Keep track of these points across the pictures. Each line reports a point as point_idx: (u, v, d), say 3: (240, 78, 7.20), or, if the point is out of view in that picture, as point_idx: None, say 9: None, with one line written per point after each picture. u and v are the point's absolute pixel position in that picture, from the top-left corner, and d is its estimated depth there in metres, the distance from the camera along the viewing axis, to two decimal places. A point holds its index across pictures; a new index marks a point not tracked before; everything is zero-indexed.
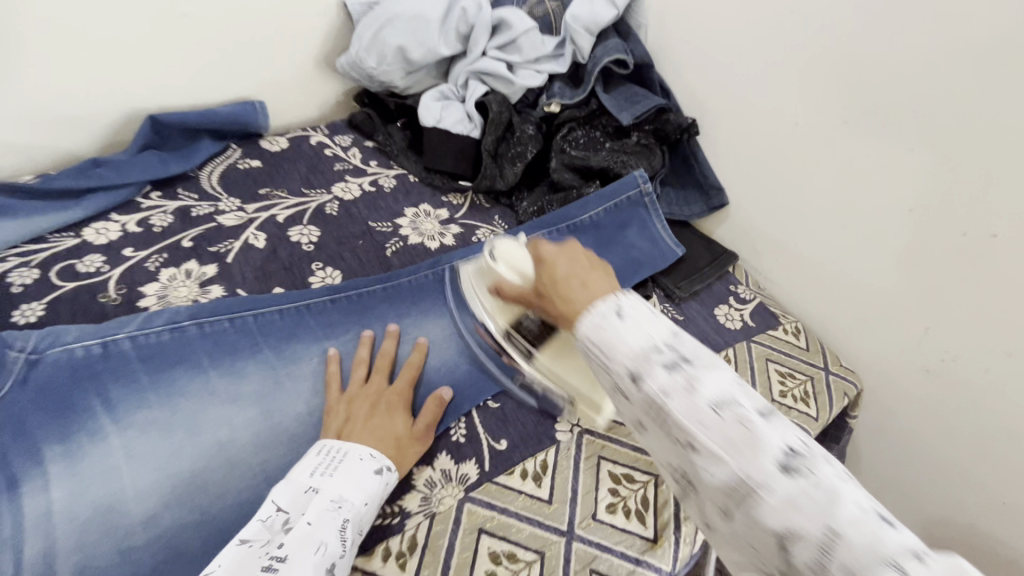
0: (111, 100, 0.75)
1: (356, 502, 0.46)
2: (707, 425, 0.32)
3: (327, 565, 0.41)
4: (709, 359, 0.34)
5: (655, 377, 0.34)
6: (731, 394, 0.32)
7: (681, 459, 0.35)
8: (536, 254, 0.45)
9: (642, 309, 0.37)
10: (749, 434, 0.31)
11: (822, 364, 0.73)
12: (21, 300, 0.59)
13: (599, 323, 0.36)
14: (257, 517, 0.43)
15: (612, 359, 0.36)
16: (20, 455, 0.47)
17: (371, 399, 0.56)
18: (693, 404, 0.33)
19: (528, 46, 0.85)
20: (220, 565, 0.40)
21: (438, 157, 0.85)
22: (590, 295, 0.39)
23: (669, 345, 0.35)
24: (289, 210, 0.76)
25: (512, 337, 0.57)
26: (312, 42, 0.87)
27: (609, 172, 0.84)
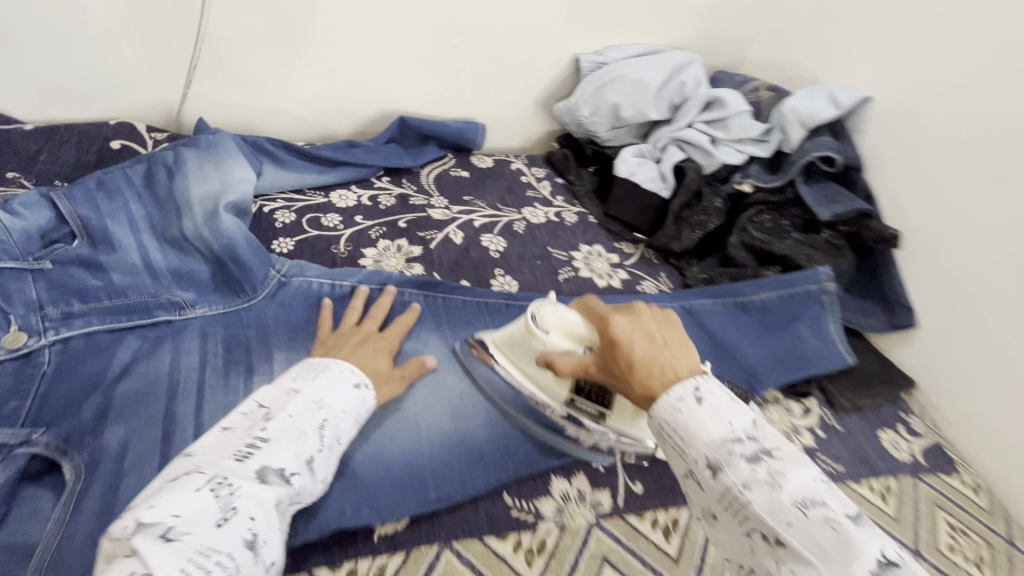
0: (375, 99, 0.92)
1: (334, 407, 0.48)
2: (781, 514, 0.35)
3: (306, 457, 0.44)
4: (793, 457, 0.38)
5: (737, 470, 0.37)
6: (818, 493, 0.35)
7: (758, 560, 0.36)
8: (604, 320, 0.50)
9: (719, 397, 0.42)
10: (845, 540, 0.32)
11: (1005, 533, 0.64)
12: (280, 234, 0.73)
13: (674, 403, 0.42)
14: (241, 412, 0.46)
15: (689, 444, 0.40)
16: (260, 351, 0.58)
17: (360, 336, 0.59)
18: (777, 499, 0.35)
19: (737, 126, 0.88)
20: (203, 444, 0.42)
21: (622, 207, 0.90)
22: (678, 368, 0.45)
23: (749, 437, 0.39)
24: (485, 219, 0.86)
25: (576, 403, 0.57)
26: (539, 86, 0.99)
27: (790, 262, 0.83)
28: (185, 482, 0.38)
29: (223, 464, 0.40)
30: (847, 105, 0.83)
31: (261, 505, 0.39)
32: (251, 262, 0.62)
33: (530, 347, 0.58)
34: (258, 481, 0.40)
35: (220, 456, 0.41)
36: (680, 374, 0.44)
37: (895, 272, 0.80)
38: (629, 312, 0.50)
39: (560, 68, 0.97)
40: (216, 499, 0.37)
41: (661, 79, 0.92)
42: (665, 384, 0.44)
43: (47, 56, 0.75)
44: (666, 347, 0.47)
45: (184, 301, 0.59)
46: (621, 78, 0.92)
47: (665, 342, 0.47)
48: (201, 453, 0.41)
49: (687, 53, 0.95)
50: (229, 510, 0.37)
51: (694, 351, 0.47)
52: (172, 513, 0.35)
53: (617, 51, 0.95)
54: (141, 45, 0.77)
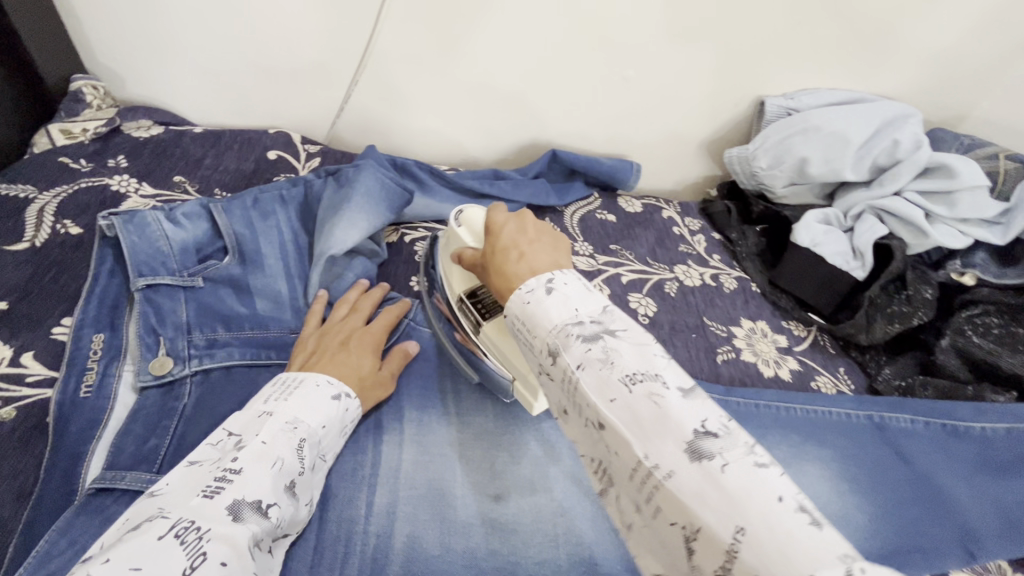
0: (528, 127, 0.86)
1: (312, 424, 0.44)
2: (661, 449, 0.29)
3: (286, 481, 0.39)
4: (636, 338, 0.34)
5: (572, 352, 0.34)
6: (650, 368, 0.32)
7: (598, 449, 0.33)
8: (487, 222, 0.49)
9: (572, 286, 0.38)
10: (663, 415, 0.30)
11: None
12: (419, 270, 0.68)
13: (523, 297, 0.39)
14: (208, 441, 0.41)
15: (536, 333, 0.37)
16: (390, 408, 0.53)
17: (343, 334, 0.54)
18: (605, 377, 0.32)
19: (966, 203, 0.71)
20: (169, 484, 0.37)
21: (796, 280, 0.76)
22: (529, 269, 0.41)
23: (594, 321, 0.36)
24: (633, 273, 0.76)
25: (464, 305, 0.54)
26: (708, 127, 0.87)
27: (1023, 386, 0.66)
28: (145, 530, 0.32)
29: (189, 505, 0.34)
30: None
31: (237, 549, 0.34)
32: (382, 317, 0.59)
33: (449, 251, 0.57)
34: (230, 519, 0.35)
35: (187, 494, 0.36)
36: (534, 268, 0.41)
37: None
38: (514, 211, 0.50)
39: (737, 110, 0.85)
40: (181, 547, 0.32)
41: (867, 134, 0.77)
42: (522, 277, 0.40)
43: (225, 62, 0.76)
44: (535, 241, 0.46)
45: None
46: (815, 129, 0.78)
47: (535, 236, 0.46)
48: (167, 493, 0.36)
49: (901, 106, 0.79)
50: (196, 556, 0.32)
51: (552, 253, 0.44)
52: (131, 566, 0.30)
53: (812, 95, 0.82)
54: (313, 58, 0.76)
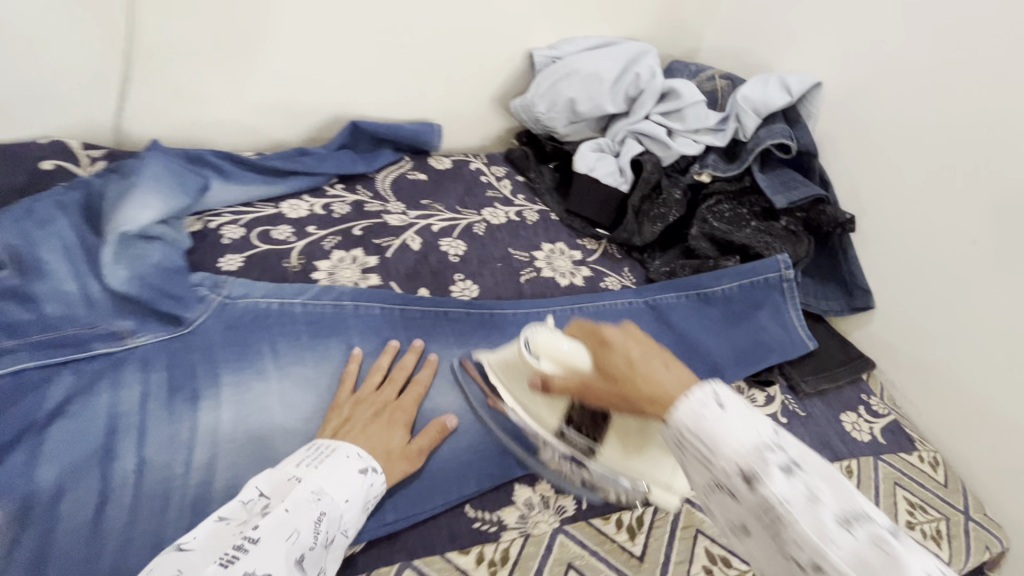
0: (326, 104, 0.89)
1: (337, 498, 0.45)
2: (829, 538, 0.33)
3: (297, 555, 0.40)
4: (824, 473, 0.37)
5: (778, 484, 0.35)
6: (857, 509, 0.34)
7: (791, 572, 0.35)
8: (598, 337, 0.49)
9: (739, 405, 0.40)
10: (899, 564, 0.31)
11: (962, 506, 0.66)
12: (227, 251, 0.70)
13: (697, 409, 0.39)
14: (241, 498, 0.43)
15: (716, 454, 0.38)
16: (204, 376, 0.56)
17: (376, 407, 0.56)
18: (816, 516, 0.34)
19: (692, 117, 0.88)
20: (195, 537, 0.39)
21: (583, 202, 0.89)
22: (676, 381, 0.43)
23: (776, 446, 0.37)
24: (444, 222, 0.84)
25: (565, 436, 0.57)
26: (495, 83, 0.98)
27: (749, 251, 0.83)
28: None
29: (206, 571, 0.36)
30: (798, 91, 0.84)
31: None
32: (186, 294, 0.60)
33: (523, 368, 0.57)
34: None
35: (206, 559, 0.37)
36: (685, 381, 0.43)
37: (854, 257, 0.82)
38: (623, 324, 0.49)
39: (515, 63, 0.96)
40: None
41: (616, 71, 0.91)
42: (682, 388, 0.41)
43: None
44: (667, 350, 0.46)
45: (124, 330, 0.56)
46: (576, 73, 0.91)
47: (659, 337, 0.47)
48: (194, 548, 0.38)
49: (640, 44, 0.95)
50: None
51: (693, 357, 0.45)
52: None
53: (571, 44, 0.95)
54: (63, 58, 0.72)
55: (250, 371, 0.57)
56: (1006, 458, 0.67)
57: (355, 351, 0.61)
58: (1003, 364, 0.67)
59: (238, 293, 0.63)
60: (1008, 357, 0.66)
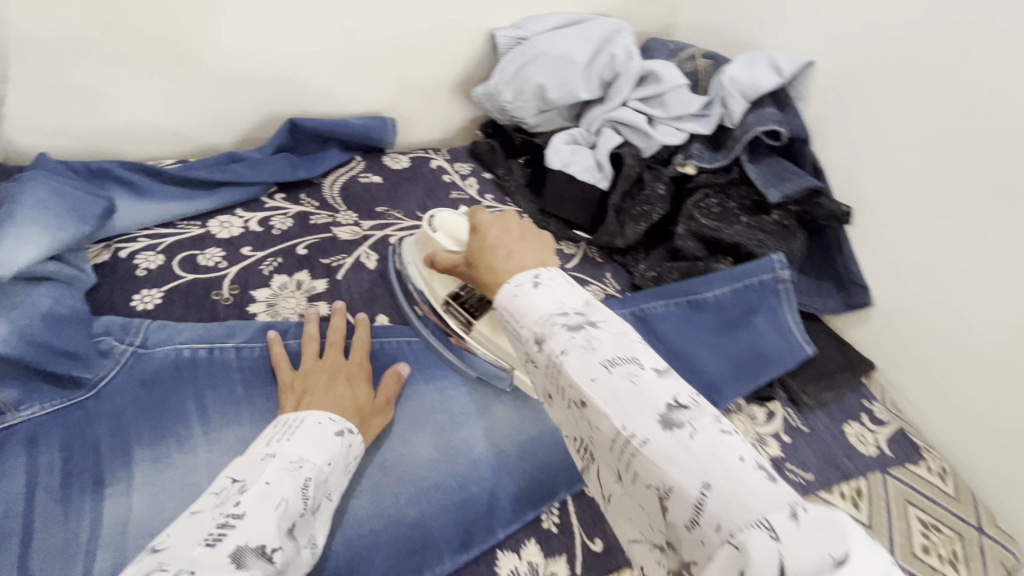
0: (258, 99, 0.77)
1: (317, 460, 0.43)
2: (594, 378, 0.36)
3: (289, 522, 0.38)
4: (614, 326, 0.39)
5: (557, 338, 0.38)
6: (627, 352, 0.37)
7: (582, 424, 0.37)
8: (471, 224, 0.52)
9: (558, 280, 0.42)
10: (642, 392, 0.35)
11: (975, 521, 0.62)
12: (142, 286, 0.59)
13: (512, 291, 0.42)
14: (210, 490, 0.40)
15: (523, 323, 0.41)
16: (112, 454, 0.45)
17: (329, 371, 0.53)
18: (588, 359, 0.36)
19: (674, 102, 0.80)
20: (169, 534, 0.35)
21: (558, 202, 0.81)
22: (512, 265, 0.45)
23: (577, 311, 0.40)
24: (402, 232, 0.74)
25: (452, 306, 0.60)
26: (453, 69, 0.87)
27: (741, 250, 0.77)
28: None
29: (190, 556, 0.33)
30: (789, 72, 0.76)
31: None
32: (85, 348, 0.49)
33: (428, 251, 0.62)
34: (235, 568, 0.33)
35: (189, 545, 0.34)
36: (522, 265, 0.45)
37: (849, 252, 0.76)
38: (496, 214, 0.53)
39: (474, 46, 0.86)
40: None
41: (588, 53, 0.81)
42: (508, 274, 0.44)
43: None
44: (522, 240, 0.48)
45: (3, 404, 0.45)
46: (544, 55, 0.81)
47: (521, 234, 0.49)
48: (170, 543, 0.34)
49: (613, 21, 0.85)
50: None
51: (537, 251, 0.46)
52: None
53: (536, 23, 0.84)
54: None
55: (170, 440, 0.47)
56: (1007, 464, 0.63)
57: (339, 303, 0.61)
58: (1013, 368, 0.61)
59: (155, 340, 0.53)
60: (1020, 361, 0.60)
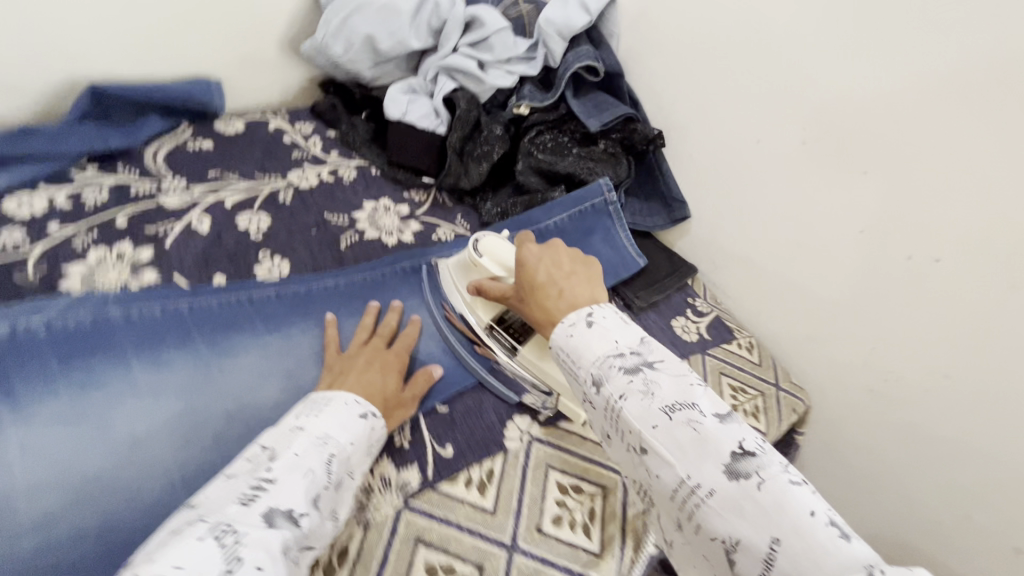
0: (47, 66, 0.69)
1: (342, 440, 0.46)
2: (653, 424, 0.39)
3: (314, 492, 0.41)
4: (672, 368, 0.42)
5: (613, 381, 0.42)
6: (686, 397, 0.40)
7: (638, 470, 0.41)
8: (518, 257, 0.57)
9: (611, 320, 0.47)
10: (703, 439, 0.37)
11: (773, 380, 0.75)
12: None
13: (566, 329, 0.47)
14: (242, 457, 0.42)
15: (580, 363, 0.45)
16: None
17: (370, 356, 0.57)
18: (648, 406, 0.40)
19: (500, 46, 0.84)
20: (206, 493, 0.39)
21: (403, 151, 0.83)
22: (567, 304, 0.50)
23: (633, 352, 0.44)
24: (239, 195, 0.72)
25: (495, 332, 0.61)
26: (279, 24, 0.84)
27: (575, 179, 0.83)
28: (185, 535, 0.34)
29: (228, 512, 0.36)
30: (596, 10, 0.82)
31: (271, 552, 0.35)
32: None
33: (471, 272, 0.64)
34: (264, 526, 0.36)
35: (223, 503, 0.37)
36: (573, 303, 0.50)
37: (667, 172, 0.86)
38: (543, 246, 0.58)
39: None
40: (222, 548, 0.33)
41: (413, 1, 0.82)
42: (563, 313, 0.49)
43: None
44: (571, 276, 0.54)
45: None
46: (367, 5, 0.80)
47: (570, 270, 0.54)
48: (206, 501, 0.38)
49: None
50: (233, 561, 0.33)
51: (587, 287, 0.52)
52: (175, 564, 0.31)
53: None
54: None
55: None
56: (801, 337, 0.75)
57: (328, 316, 0.61)
58: (792, 253, 0.73)
59: None
60: (796, 246, 0.72)
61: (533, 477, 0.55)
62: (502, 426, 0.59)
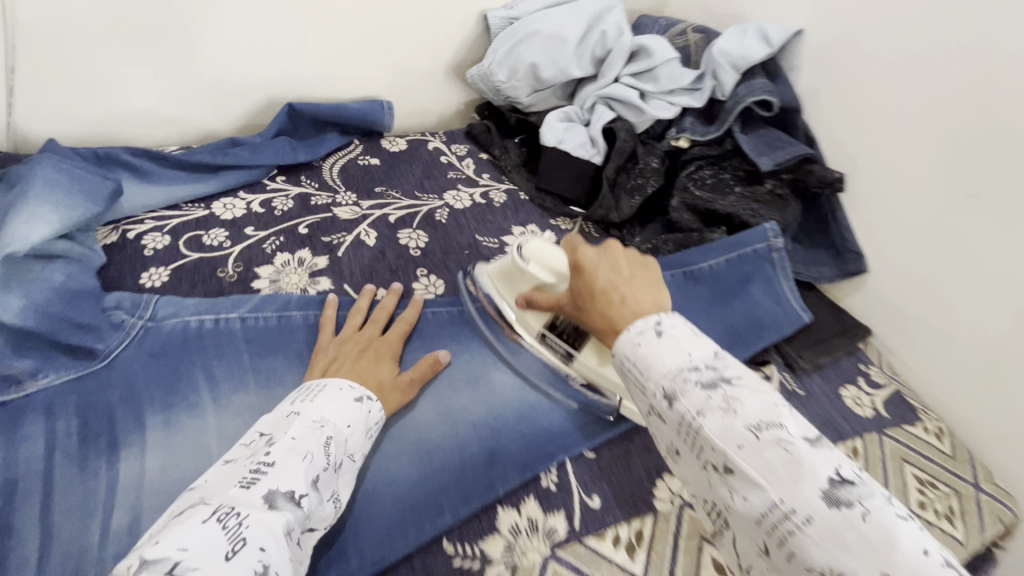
0: (256, 86, 0.79)
1: (339, 424, 0.45)
2: (737, 442, 0.35)
3: (313, 474, 0.40)
4: (750, 382, 0.38)
5: (691, 397, 0.37)
6: (769, 415, 0.35)
7: (719, 493, 0.36)
8: (574, 260, 0.50)
9: (682, 329, 0.41)
10: (796, 461, 0.33)
11: (971, 478, 0.62)
12: (150, 264, 0.61)
13: (634, 338, 0.41)
14: (241, 442, 0.42)
15: (648, 376, 0.40)
16: (125, 418, 0.47)
17: (361, 344, 0.56)
18: (729, 423, 0.35)
19: (665, 76, 0.81)
20: (206, 479, 0.38)
21: (553, 178, 0.82)
22: (634, 312, 0.44)
23: (708, 365, 0.39)
24: (401, 211, 0.76)
25: (547, 339, 0.59)
26: (448, 52, 0.88)
27: (735, 220, 0.77)
28: (191, 515, 0.34)
29: (227, 494, 0.36)
30: (779, 41, 0.77)
31: (271, 533, 0.35)
32: (98, 321, 0.51)
33: (516, 281, 0.60)
34: (265, 508, 0.36)
35: (224, 485, 0.37)
36: (639, 312, 0.44)
37: (843, 219, 0.77)
38: (598, 245, 0.51)
39: (467, 28, 0.87)
40: (224, 531, 0.33)
41: (579, 31, 0.82)
42: (629, 321, 0.43)
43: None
44: (633, 281, 0.48)
45: (22, 373, 0.47)
46: (535, 34, 0.82)
47: (630, 274, 0.48)
48: (209, 482, 0.38)
49: None
50: (238, 541, 0.33)
51: (653, 295, 0.46)
52: (179, 546, 0.31)
53: (528, 3, 0.85)
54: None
55: (181, 407, 0.49)
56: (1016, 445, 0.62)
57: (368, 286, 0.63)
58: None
59: (162, 313, 0.54)
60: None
61: (686, 547, 0.50)
62: (651, 483, 0.54)
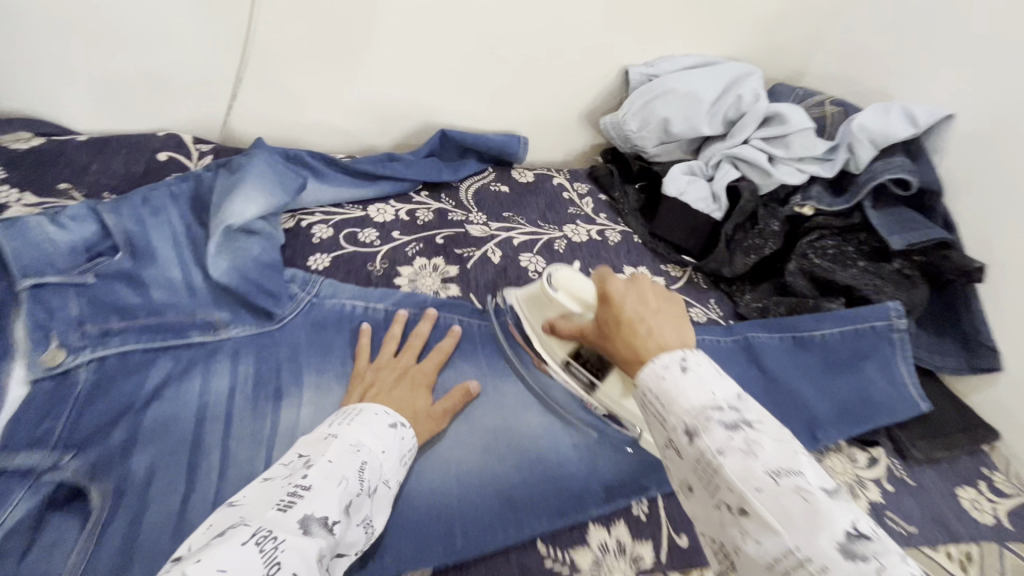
0: (417, 112, 0.90)
1: (374, 448, 0.45)
2: (754, 483, 0.32)
3: (347, 500, 0.40)
4: (773, 429, 0.36)
5: (712, 436, 0.35)
6: (793, 463, 0.33)
7: (728, 531, 0.34)
8: (603, 291, 0.50)
9: (707, 368, 0.39)
10: (816, 510, 0.30)
11: None
12: (315, 250, 0.71)
13: (660, 373, 0.39)
14: (281, 462, 0.42)
15: (671, 411, 0.38)
16: (290, 373, 0.56)
17: (397, 370, 0.57)
18: (751, 467, 0.33)
19: (798, 144, 0.82)
20: (244, 495, 0.38)
21: (669, 226, 0.85)
22: (659, 342, 0.43)
23: (730, 406, 0.37)
24: (525, 236, 0.83)
25: (572, 367, 0.59)
26: (586, 99, 0.96)
27: (854, 293, 0.76)
28: (229, 535, 0.32)
29: (266, 517, 0.35)
30: (926, 123, 0.76)
31: (305, 562, 0.34)
32: (279, 289, 0.61)
33: (545, 306, 0.60)
34: (301, 533, 0.35)
35: (261, 508, 0.36)
36: (665, 346, 0.42)
37: (977, 310, 0.72)
38: (628, 279, 0.51)
39: (608, 80, 0.94)
40: (261, 555, 0.32)
41: (716, 93, 0.87)
42: (654, 352, 0.42)
43: (84, 74, 0.74)
44: (659, 312, 0.47)
45: (218, 322, 0.58)
46: (672, 91, 0.87)
47: (657, 305, 0.47)
48: (245, 503, 0.37)
49: (743, 65, 0.91)
50: (273, 565, 0.32)
51: (678, 330, 0.45)
52: (218, 565, 0.30)
53: (668, 62, 0.91)
54: (178, 46, 0.74)
55: (327, 373, 0.57)
56: None
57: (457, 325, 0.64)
58: None
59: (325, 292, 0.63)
60: None
61: None
62: None
